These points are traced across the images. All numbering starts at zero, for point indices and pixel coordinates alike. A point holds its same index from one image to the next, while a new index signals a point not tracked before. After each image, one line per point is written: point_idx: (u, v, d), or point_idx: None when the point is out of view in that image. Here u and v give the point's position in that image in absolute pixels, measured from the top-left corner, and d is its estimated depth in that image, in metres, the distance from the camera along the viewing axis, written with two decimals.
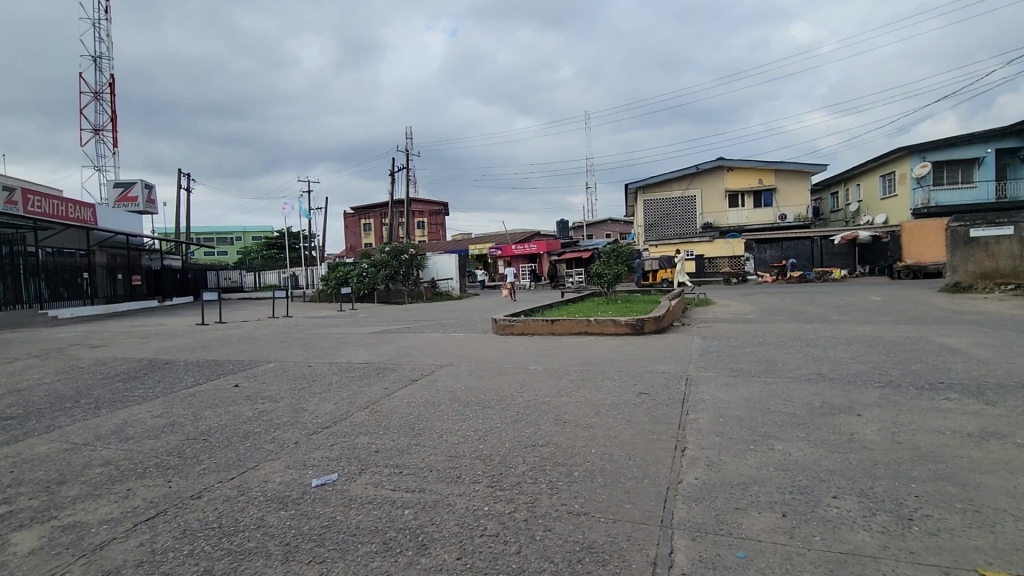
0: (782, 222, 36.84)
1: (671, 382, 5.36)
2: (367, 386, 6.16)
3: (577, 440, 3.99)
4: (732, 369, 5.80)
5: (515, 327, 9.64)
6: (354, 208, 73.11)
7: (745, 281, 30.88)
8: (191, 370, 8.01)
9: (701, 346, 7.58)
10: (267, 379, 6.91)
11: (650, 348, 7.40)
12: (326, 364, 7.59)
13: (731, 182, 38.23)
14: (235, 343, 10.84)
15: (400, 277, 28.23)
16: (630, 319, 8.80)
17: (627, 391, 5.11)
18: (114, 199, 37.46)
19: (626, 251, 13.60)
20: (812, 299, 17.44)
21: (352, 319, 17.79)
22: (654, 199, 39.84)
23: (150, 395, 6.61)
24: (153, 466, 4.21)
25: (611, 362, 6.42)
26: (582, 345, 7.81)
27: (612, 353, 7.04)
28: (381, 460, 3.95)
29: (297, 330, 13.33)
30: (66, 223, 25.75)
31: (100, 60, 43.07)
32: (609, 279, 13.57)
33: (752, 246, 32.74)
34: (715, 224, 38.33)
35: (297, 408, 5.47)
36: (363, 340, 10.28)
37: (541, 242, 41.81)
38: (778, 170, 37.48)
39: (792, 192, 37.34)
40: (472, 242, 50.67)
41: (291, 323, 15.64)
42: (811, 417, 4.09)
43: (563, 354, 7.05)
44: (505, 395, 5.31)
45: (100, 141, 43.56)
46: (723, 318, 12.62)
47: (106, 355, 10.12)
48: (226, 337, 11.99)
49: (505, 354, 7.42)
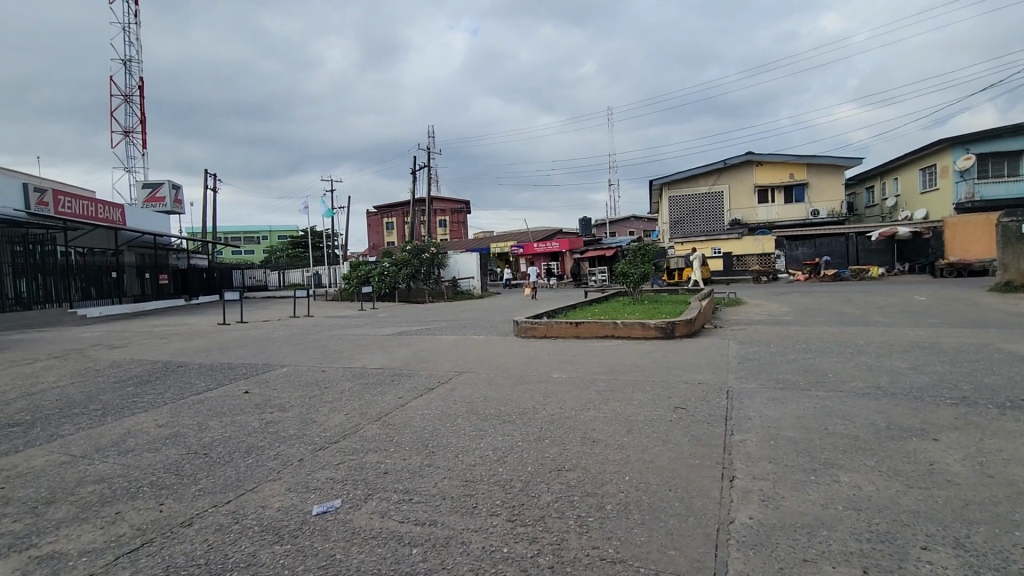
0: (814, 218, 35.56)
1: (710, 395, 4.85)
2: (381, 395, 5.81)
3: (608, 464, 3.54)
4: (778, 380, 5.25)
5: (538, 329, 9.23)
6: (376, 207, 73.61)
7: (775, 280, 29.86)
8: (204, 374, 7.80)
9: (738, 352, 7.03)
10: (279, 385, 6.63)
11: (683, 355, 6.87)
12: (340, 369, 7.29)
13: (759, 177, 37.04)
14: (253, 345, 10.68)
15: (421, 276, 28.06)
16: (659, 322, 8.30)
17: (662, 406, 4.63)
18: (143, 200, 38.26)
19: (653, 249, 13.02)
20: (852, 299, 16.54)
21: (372, 319, 17.59)
22: (679, 195, 38.89)
23: (160, 401, 6.39)
24: (147, 485, 3.91)
25: (641, 370, 5.95)
26: (609, 351, 7.33)
27: (642, 360, 6.55)
28: (389, 484, 3.56)
29: (316, 331, 13.14)
30: (94, 223, 26.29)
31: (130, 64, 44.14)
32: (635, 278, 13.05)
33: (783, 243, 31.62)
34: (743, 221, 37.23)
35: (306, 419, 5.14)
36: (381, 342, 9.97)
37: (563, 240, 41.26)
38: (810, 164, 36.15)
39: (824, 187, 35.97)
40: (493, 240, 50.35)
41: (311, 324, 15.54)
42: (880, 442, 3.54)
43: (589, 361, 6.59)
44: (527, 407, 4.88)
45: (130, 144, 44.64)
46: (758, 319, 11.96)
47: (124, 356, 10.06)
48: (245, 339, 11.86)
49: (528, 359, 7.00)
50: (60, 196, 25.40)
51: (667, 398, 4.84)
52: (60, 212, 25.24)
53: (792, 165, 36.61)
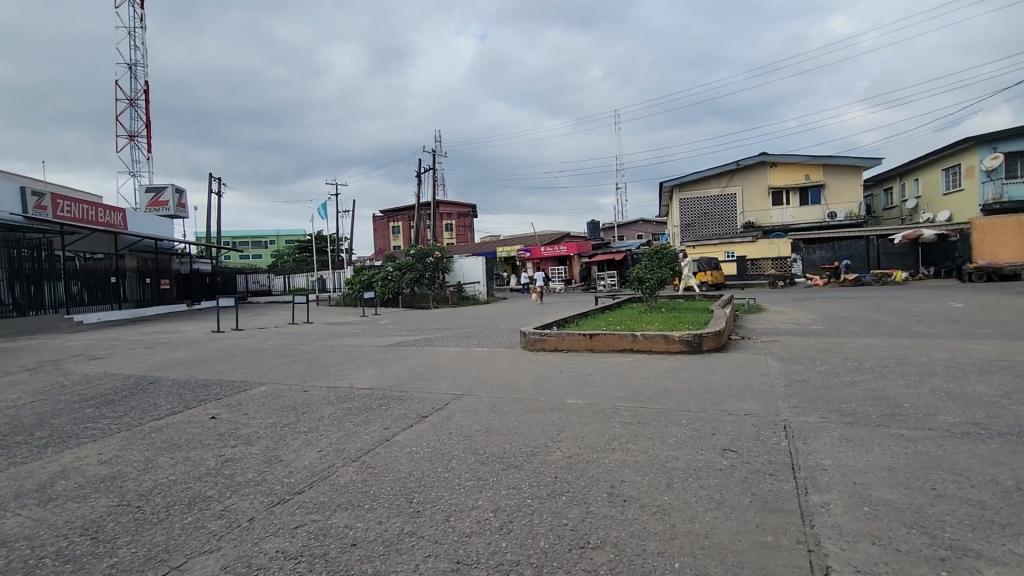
0: (831, 221, 34.45)
1: (764, 432, 3.92)
2: (365, 424, 4.93)
3: (650, 541, 2.63)
4: (842, 412, 4.31)
5: (547, 342, 8.30)
6: (383, 210, 73.11)
7: (792, 284, 28.82)
8: (175, 392, 6.97)
9: (781, 370, 6.09)
10: (252, 409, 5.79)
11: (717, 374, 5.95)
12: (324, 389, 6.43)
13: (774, 178, 35.95)
14: (239, 357, 9.86)
15: (425, 281, 27.26)
16: (685, 334, 7.37)
17: (706, 447, 3.71)
18: (145, 204, 37.80)
19: (669, 253, 12.13)
20: (882, 306, 15.48)
21: (372, 326, 16.76)
22: (691, 198, 37.84)
23: (115, 427, 5.56)
24: (51, 556, 3.04)
25: (673, 396, 5.03)
26: (631, 370, 6.41)
27: (670, 382, 5.62)
28: (357, 565, 2.67)
29: (310, 340, 12.31)
30: (93, 227, 25.75)
31: (136, 67, 44.00)
32: (652, 284, 12.08)
33: (800, 247, 30.53)
34: (756, 223, 36.16)
35: (271, 458, 4.27)
36: (377, 354, 9.12)
37: (572, 243, 40.32)
38: (827, 165, 35.02)
39: (842, 189, 34.83)
40: (500, 244, 49.46)
41: (307, 332, 14.73)
42: (1018, 515, 2.62)
43: (609, 383, 5.66)
44: (539, 447, 3.98)
45: (135, 147, 44.36)
46: (787, 329, 10.99)
47: (97, 369, 9.23)
48: (232, 350, 11.02)
49: (538, 379, 6.10)
50: (59, 200, 24.83)
51: (711, 436, 3.92)
52: (58, 216, 24.68)
53: (808, 166, 35.50)
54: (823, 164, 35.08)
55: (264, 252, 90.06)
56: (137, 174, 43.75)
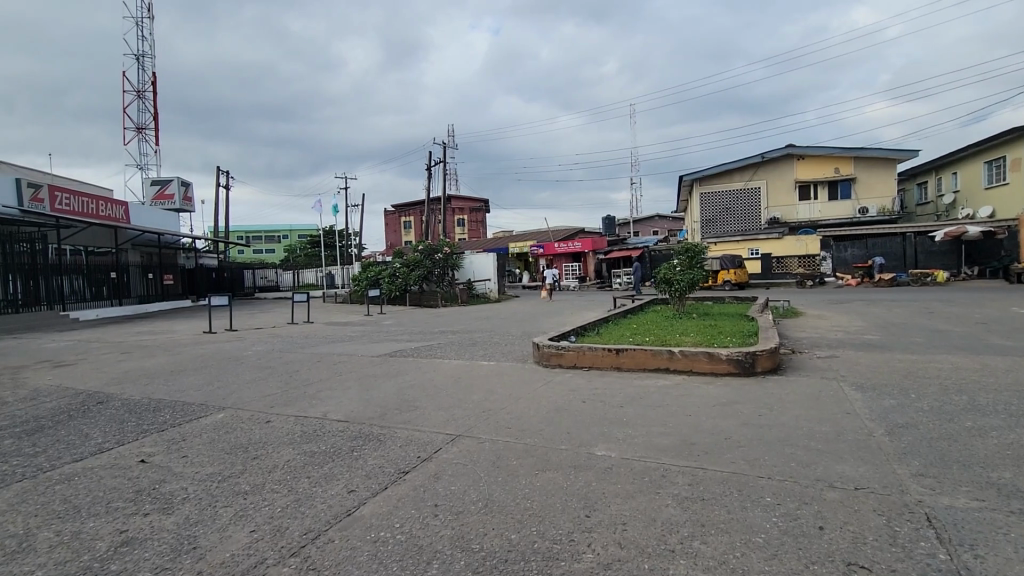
0: (862, 217, 32.74)
1: (902, 531, 2.61)
2: (324, 482, 3.70)
3: None
4: (1000, 491, 2.99)
5: (565, 357, 6.99)
6: (394, 205, 72.23)
7: (822, 285, 27.22)
8: (117, 418, 5.80)
9: (868, 404, 4.76)
10: (195, 449, 4.59)
11: (787, 410, 4.63)
12: (291, 419, 5.22)
13: (801, 172, 34.15)
14: (215, 367, 8.73)
15: (434, 278, 26.12)
16: (735, 352, 6.03)
17: (823, 561, 2.41)
18: (151, 198, 37.12)
19: (701, 252, 10.78)
20: (935, 311, 13.92)
21: (374, 328, 15.63)
22: (713, 192, 36.12)
23: (20, 470, 4.40)
24: None
25: (742, 451, 3.71)
26: (673, 401, 5.10)
27: (729, 423, 4.32)
28: None
29: (301, 346, 11.19)
30: (92, 221, 24.96)
31: (143, 58, 43.45)
32: (682, 286, 10.62)
33: (830, 244, 28.82)
34: (781, 219, 34.46)
35: (183, 543, 3.04)
36: (367, 367, 7.93)
37: (586, 239, 38.82)
38: (858, 158, 33.21)
39: (873, 183, 33.02)
40: (512, 240, 48.12)
41: (304, 335, 13.66)
42: None
43: (648, 424, 4.36)
44: (561, 545, 2.70)
45: (143, 140, 43.81)
46: (839, 340, 9.59)
47: (54, 380, 8.15)
48: (213, 357, 9.94)
49: (554, 414, 4.82)
50: (56, 192, 24.07)
51: (821, 535, 2.61)
52: (55, 209, 23.91)
53: (837, 159, 33.72)
54: (854, 157, 33.26)
55: (277, 247, 89.90)
56: (144, 167, 43.19)
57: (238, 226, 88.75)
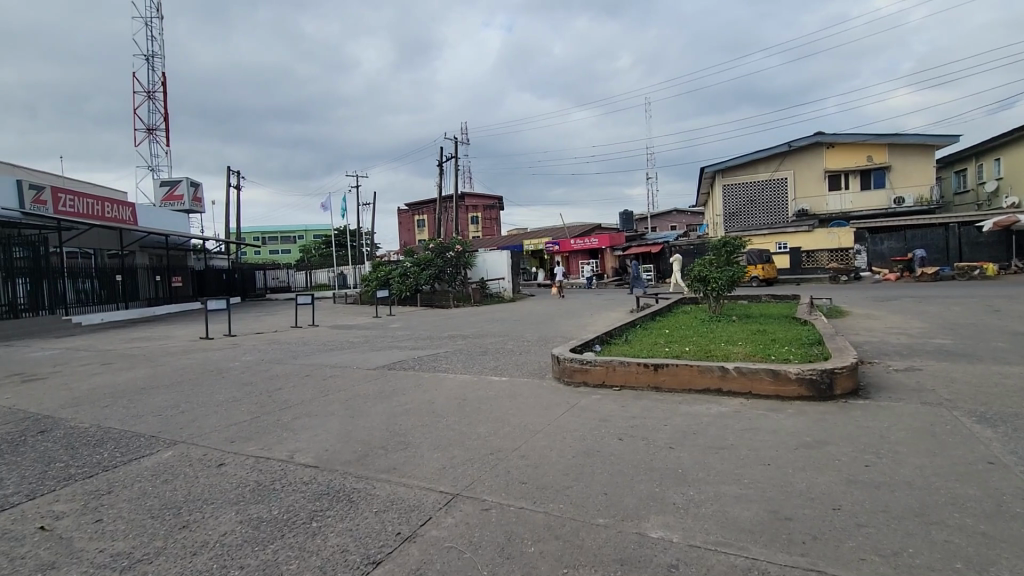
0: (898, 207, 30.92)
1: None
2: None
3: None
4: None
5: (591, 373, 5.81)
6: (408, 204, 71.48)
7: (858, 279, 25.60)
8: (47, 455, 4.76)
9: (1012, 447, 3.50)
10: (110, 514, 3.48)
11: (900, 457, 3.42)
12: (248, 463, 4.13)
13: (830, 161, 32.39)
14: (193, 382, 7.74)
15: (446, 277, 25.08)
16: (809, 370, 4.79)
17: None
18: (160, 199, 36.66)
19: (740, 246, 9.54)
20: (1001, 309, 12.40)
21: (380, 332, 14.59)
22: (736, 184, 34.56)
23: None
24: None
25: (870, 536, 2.51)
26: (738, 439, 3.90)
27: (832, 480, 3.11)
28: None
29: (296, 354, 10.16)
30: (96, 223, 24.41)
31: (153, 59, 43.23)
32: (722, 284, 9.35)
33: (864, 237, 27.20)
34: (810, 211, 32.71)
35: None
36: (359, 383, 6.85)
37: (603, 235, 37.47)
38: (892, 145, 31.39)
39: (909, 171, 31.18)
40: (527, 237, 46.94)
41: (303, 341, 12.69)
42: None
43: (714, 481, 3.18)
44: None
45: (154, 141, 43.55)
46: (907, 345, 8.25)
47: (8, 399, 7.21)
48: (196, 370, 8.97)
49: (584, 460, 3.65)
50: (59, 194, 23.53)
51: None
52: (58, 211, 23.38)
53: (870, 146, 31.92)
54: (888, 144, 31.43)
55: (292, 247, 89.88)
56: (156, 169, 42.91)
57: (252, 227, 88.75)
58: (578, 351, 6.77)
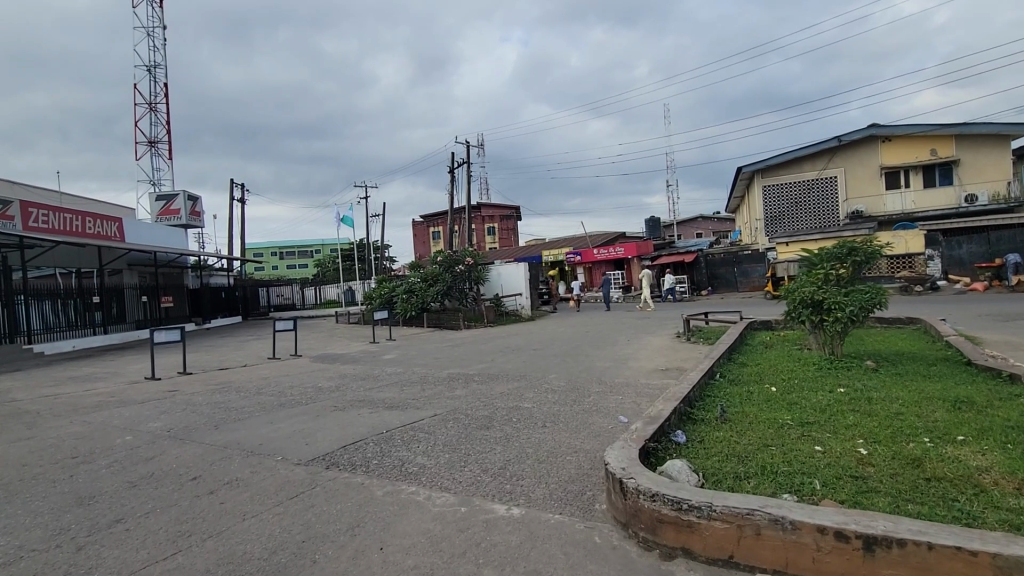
0: (969, 206, 27.24)
1: None
2: None
3: None
4: None
5: (700, 537, 2.69)
6: (422, 215, 69.08)
7: (937, 290, 22.04)
8: None
9: None
10: None
11: None
12: None
13: (887, 156, 28.86)
14: (13, 488, 4.78)
15: (455, 294, 22.36)
16: None
17: None
18: (156, 214, 34.73)
19: (879, 258, 6.36)
20: None
21: (366, 369, 11.64)
22: (777, 184, 31.11)
23: None
24: None
25: None
26: None
27: None
28: None
29: (228, 416, 7.21)
30: (71, 240, 22.14)
31: (155, 70, 41.88)
32: (856, 308, 6.06)
33: (937, 240, 23.42)
34: (866, 212, 29.08)
35: None
36: (262, 513, 3.82)
37: (629, 245, 34.28)
38: (960, 136, 27.79)
39: (980, 165, 27.50)
40: (546, 248, 43.87)
41: (259, 387, 9.77)
42: None
43: None
44: None
45: (155, 155, 41.89)
46: None
47: None
48: (63, 450, 6.04)
49: None
50: (30, 209, 21.41)
51: None
52: (28, 228, 21.21)
53: (933, 139, 28.39)
54: (955, 135, 27.84)
55: (309, 262, 88.35)
56: (157, 183, 41.19)
57: (269, 243, 87.35)
58: (653, 465, 3.58)
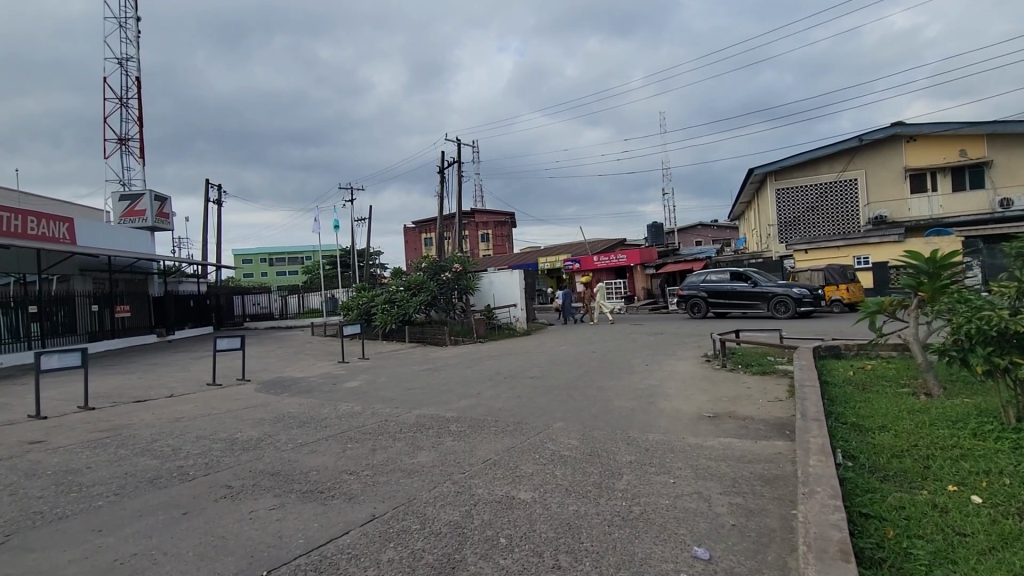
0: (1004, 211, 24.95)
1: None
2: None
3: None
4: None
5: None
6: (415, 221, 66.55)
7: None
8: None
9: None
10: None
11: None
12: None
13: (912, 157, 26.65)
14: None
15: (441, 304, 19.72)
16: None
17: None
18: (120, 215, 31.90)
19: None
20: None
21: (314, 405, 9.03)
22: (793, 187, 28.83)
23: None
24: None
25: None
26: None
27: None
28: None
29: (53, 505, 4.59)
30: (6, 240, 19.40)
31: (127, 62, 39.16)
32: None
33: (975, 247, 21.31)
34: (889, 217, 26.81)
35: None
36: None
37: (633, 252, 31.75)
38: (992, 135, 25.52)
39: (1016, 166, 25.24)
40: (543, 254, 41.24)
41: (154, 436, 7.10)
42: None
43: None
44: None
45: (125, 152, 39.09)
46: None
47: None
48: None
49: None
50: None
51: None
52: None
53: (963, 139, 26.12)
54: (988, 134, 25.56)
55: (298, 269, 85.40)
56: (126, 182, 38.36)
57: (257, 250, 84.56)
58: None
